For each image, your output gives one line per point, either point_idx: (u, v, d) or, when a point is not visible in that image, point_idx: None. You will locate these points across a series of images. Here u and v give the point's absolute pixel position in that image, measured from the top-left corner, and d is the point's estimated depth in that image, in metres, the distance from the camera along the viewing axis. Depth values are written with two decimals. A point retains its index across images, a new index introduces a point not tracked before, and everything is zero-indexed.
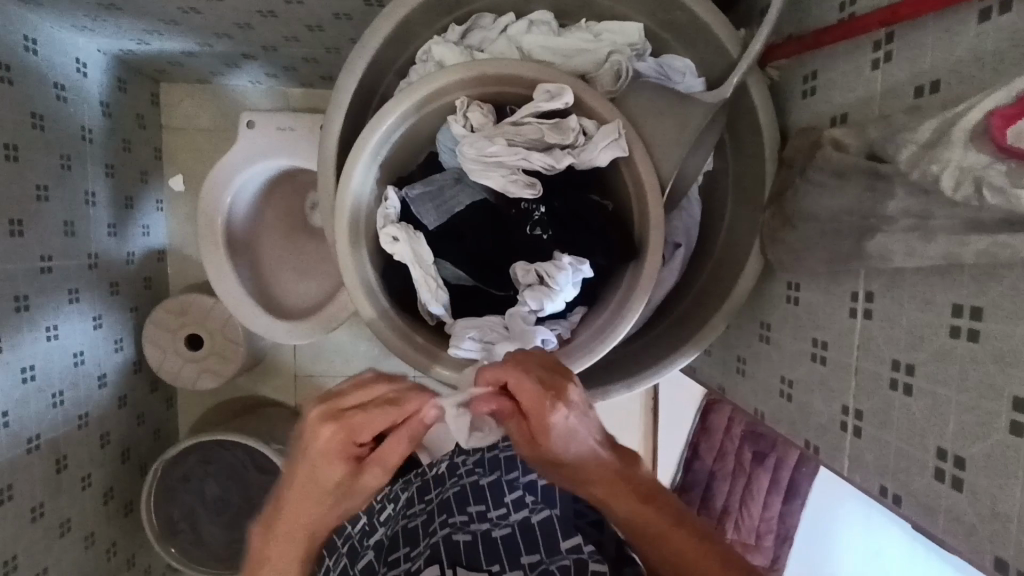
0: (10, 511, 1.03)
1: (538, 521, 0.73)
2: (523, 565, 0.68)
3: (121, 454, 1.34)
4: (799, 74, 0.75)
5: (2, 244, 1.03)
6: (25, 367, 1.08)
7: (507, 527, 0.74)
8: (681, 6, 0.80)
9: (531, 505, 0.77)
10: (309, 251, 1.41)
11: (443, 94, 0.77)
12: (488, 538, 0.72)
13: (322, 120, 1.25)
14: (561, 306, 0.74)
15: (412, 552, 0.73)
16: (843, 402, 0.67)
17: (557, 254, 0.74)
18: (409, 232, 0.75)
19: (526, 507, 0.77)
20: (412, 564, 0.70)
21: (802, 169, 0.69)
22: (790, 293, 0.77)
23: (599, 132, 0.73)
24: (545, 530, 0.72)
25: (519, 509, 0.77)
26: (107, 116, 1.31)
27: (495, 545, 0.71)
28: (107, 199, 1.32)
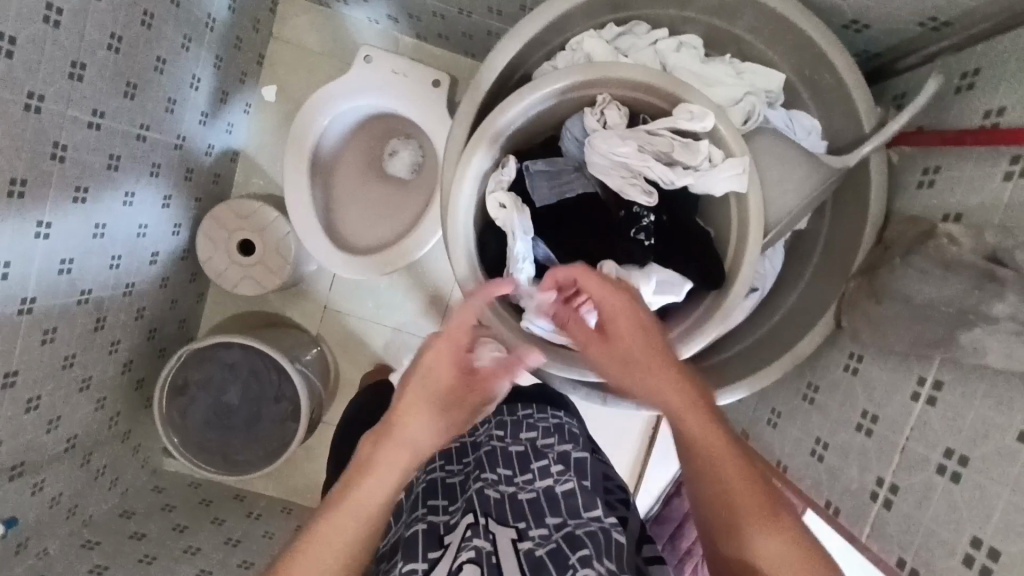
0: (47, 353, 1.06)
1: (561, 492, 0.75)
2: (548, 524, 0.70)
3: (149, 331, 1.37)
4: (921, 165, 0.79)
5: (114, 102, 1.06)
6: (97, 223, 1.11)
7: (534, 491, 0.76)
8: (830, 70, 0.83)
9: (557, 476, 0.79)
10: (380, 194, 1.46)
11: (589, 87, 0.80)
12: (514, 499, 0.73)
13: (435, 75, 1.28)
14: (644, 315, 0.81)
15: (451, 505, 0.76)
16: (880, 475, 0.71)
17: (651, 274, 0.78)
18: (516, 203, 0.80)
19: (551, 477, 0.79)
20: (451, 515, 0.73)
21: (903, 253, 0.73)
22: (850, 362, 0.81)
23: (725, 163, 0.76)
24: (567, 498, 0.74)
25: (545, 478, 0.78)
26: (230, 11, 1.34)
27: (521, 505, 0.73)
28: (207, 89, 1.35)
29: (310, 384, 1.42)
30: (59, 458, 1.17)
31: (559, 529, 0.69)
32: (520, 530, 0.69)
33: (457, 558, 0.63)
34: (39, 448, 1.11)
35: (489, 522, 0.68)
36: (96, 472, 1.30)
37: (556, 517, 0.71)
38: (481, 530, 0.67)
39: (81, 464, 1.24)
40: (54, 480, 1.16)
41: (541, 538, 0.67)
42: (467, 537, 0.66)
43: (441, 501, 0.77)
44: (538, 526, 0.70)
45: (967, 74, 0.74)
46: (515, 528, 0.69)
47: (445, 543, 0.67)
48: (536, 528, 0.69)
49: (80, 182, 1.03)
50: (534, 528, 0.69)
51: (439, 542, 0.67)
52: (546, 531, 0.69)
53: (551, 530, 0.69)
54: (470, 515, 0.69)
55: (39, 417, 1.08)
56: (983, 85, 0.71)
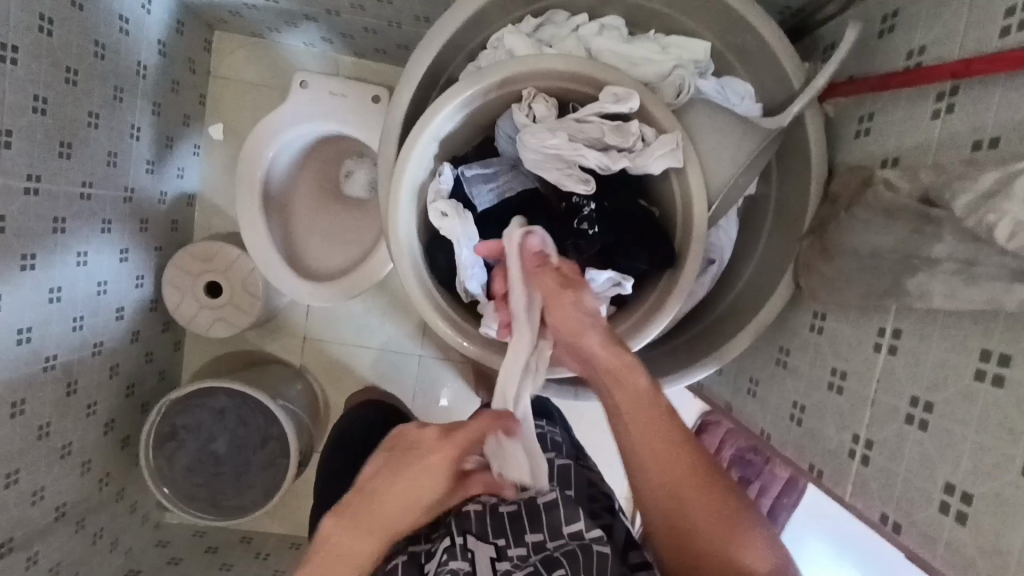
0: (19, 425, 1.04)
1: (544, 503, 0.71)
2: (527, 543, 0.67)
3: (126, 388, 1.36)
4: (855, 114, 0.78)
5: (49, 164, 1.05)
6: (52, 287, 1.10)
7: (515, 503, 0.73)
8: (753, 32, 0.82)
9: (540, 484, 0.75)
10: (341, 218, 1.44)
11: (513, 83, 0.79)
12: (495, 511, 0.71)
13: (374, 91, 1.27)
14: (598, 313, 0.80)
15: (434, 533, 0.73)
16: (855, 431, 0.70)
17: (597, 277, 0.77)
18: (458, 210, 0.78)
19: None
20: (433, 541, 0.71)
21: (847, 205, 0.72)
22: (815, 321, 0.80)
23: (658, 140, 0.75)
24: (549, 511, 0.71)
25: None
26: (161, 56, 1.33)
27: (502, 519, 0.70)
28: (150, 137, 1.34)
29: (297, 415, 1.41)
30: (50, 528, 1.16)
31: (538, 550, 0.66)
32: (498, 547, 0.67)
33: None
34: (27, 522, 1.09)
35: (467, 540, 0.66)
36: (94, 536, 1.29)
37: (536, 535, 0.68)
38: (459, 550, 0.65)
39: (75, 530, 1.23)
40: (48, 551, 1.15)
41: (519, 559, 0.66)
42: (444, 560, 0.64)
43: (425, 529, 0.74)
44: (518, 543, 0.68)
45: (886, 17, 0.73)
46: (494, 544, 0.67)
47: (425, 570, 0.65)
48: (515, 547, 0.67)
49: (26, 250, 1.02)
50: (513, 546, 0.67)
51: (420, 569, 0.66)
52: (524, 551, 0.67)
53: (529, 550, 0.67)
54: (447, 536, 0.67)
55: (21, 491, 1.07)
56: (902, 25, 0.71)
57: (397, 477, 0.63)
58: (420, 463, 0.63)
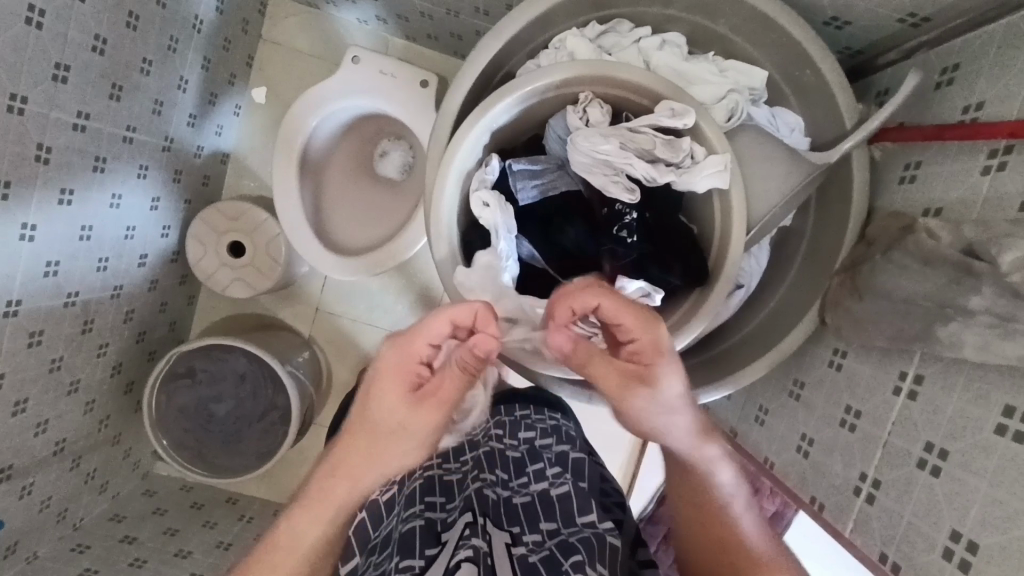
0: (34, 355, 1.05)
1: (557, 495, 0.74)
2: (542, 530, 0.68)
3: (138, 334, 1.37)
4: (902, 160, 0.79)
5: (99, 103, 1.06)
6: (84, 225, 1.11)
7: (529, 495, 0.75)
8: (812, 68, 0.83)
9: (552, 478, 0.78)
10: (370, 196, 1.46)
11: (572, 85, 0.80)
12: (509, 502, 0.73)
13: (423, 75, 1.28)
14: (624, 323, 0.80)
15: (449, 503, 0.73)
16: (863, 470, 0.71)
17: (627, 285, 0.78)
18: (499, 202, 0.79)
19: (547, 480, 0.78)
20: (449, 514, 0.70)
21: (885, 248, 0.73)
22: (834, 358, 0.81)
23: (707, 160, 0.76)
24: (562, 501, 0.73)
25: (541, 481, 0.77)
26: (218, 13, 1.34)
27: (516, 509, 0.72)
28: (196, 91, 1.35)
29: (302, 381, 1.43)
30: (48, 462, 1.17)
31: (553, 535, 0.67)
32: (514, 534, 0.67)
33: (455, 556, 0.59)
34: (27, 452, 1.10)
35: (487, 524, 0.67)
36: (86, 476, 1.30)
37: (550, 524, 0.69)
38: (479, 530, 0.64)
39: (70, 467, 1.24)
40: (41, 484, 1.16)
41: (534, 544, 0.65)
42: (466, 536, 0.63)
43: (438, 500, 0.74)
44: (533, 531, 0.68)
45: (947, 70, 0.75)
46: (510, 532, 0.68)
47: (442, 541, 0.63)
48: (531, 533, 0.67)
49: (65, 184, 1.03)
50: (528, 533, 0.68)
51: (437, 539, 0.64)
52: (540, 537, 0.67)
53: (544, 536, 0.67)
54: (469, 514, 0.67)
55: (26, 420, 1.08)
56: (962, 79, 0.72)
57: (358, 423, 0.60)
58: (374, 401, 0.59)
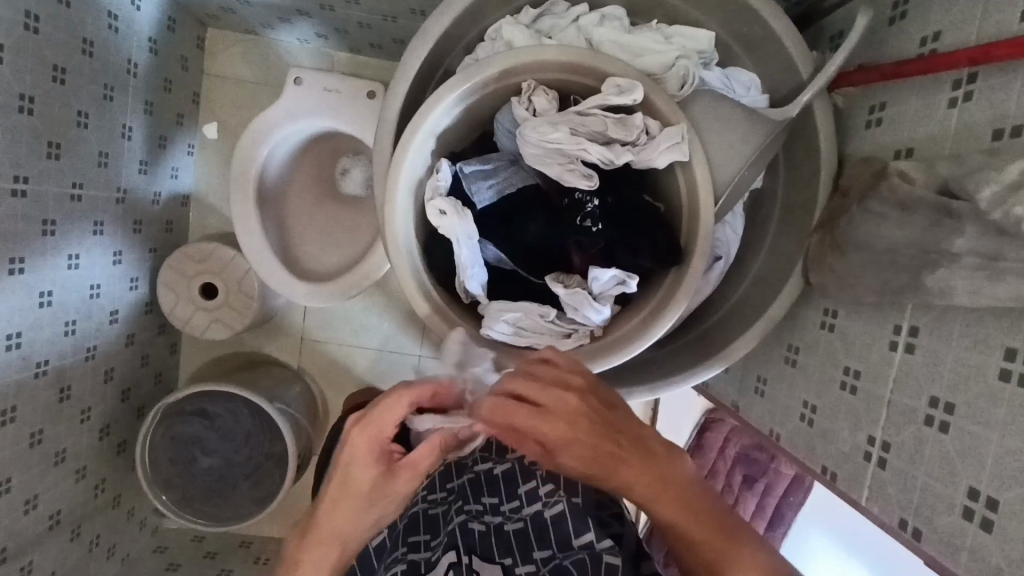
0: (11, 432, 1.02)
1: (551, 518, 0.70)
2: (535, 560, 0.67)
3: (122, 392, 1.34)
4: (866, 103, 0.76)
5: (37, 164, 1.02)
6: (43, 291, 1.07)
7: (521, 519, 0.72)
8: (759, 20, 0.79)
9: (545, 497, 0.73)
10: (336, 216, 1.42)
11: (512, 76, 0.77)
12: (500, 531, 0.71)
13: (369, 87, 1.24)
14: (603, 315, 0.77)
15: (434, 541, 0.71)
16: (869, 433, 0.67)
17: (605, 276, 0.75)
18: (456, 207, 0.75)
19: (541, 499, 0.72)
20: (434, 552, 0.69)
21: (860, 197, 0.70)
22: (826, 319, 0.78)
23: (662, 133, 0.72)
24: (557, 525, 0.69)
25: (533, 502, 0.72)
26: (153, 53, 1.30)
27: (507, 538, 0.70)
28: (142, 136, 1.31)
29: (293, 417, 1.38)
30: (43, 537, 1.13)
31: (547, 563, 0.66)
32: (505, 567, 0.67)
33: None
34: (20, 531, 1.06)
35: (472, 561, 0.66)
36: (89, 544, 1.27)
37: (544, 552, 0.68)
38: (464, 572, 0.64)
39: (70, 539, 1.21)
40: (41, 562, 1.12)
41: None
42: None
43: (423, 537, 0.72)
44: (525, 562, 0.67)
45: (898, 3, 0.71)
46: (500, 565, 0.67)
47: None
48: (524, 564, 0.66)
49: (14, 253, 0.99)
50: (520, 565, 0.67)
51: None
52: (533, 567, 0.66)
53: (537, 566, 0.66)
54: (452, 552, 0.66)
55: (13, 499, 1.04)
56: (914, 11, 0.68)
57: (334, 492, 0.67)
58: (345, 475, 0.67)
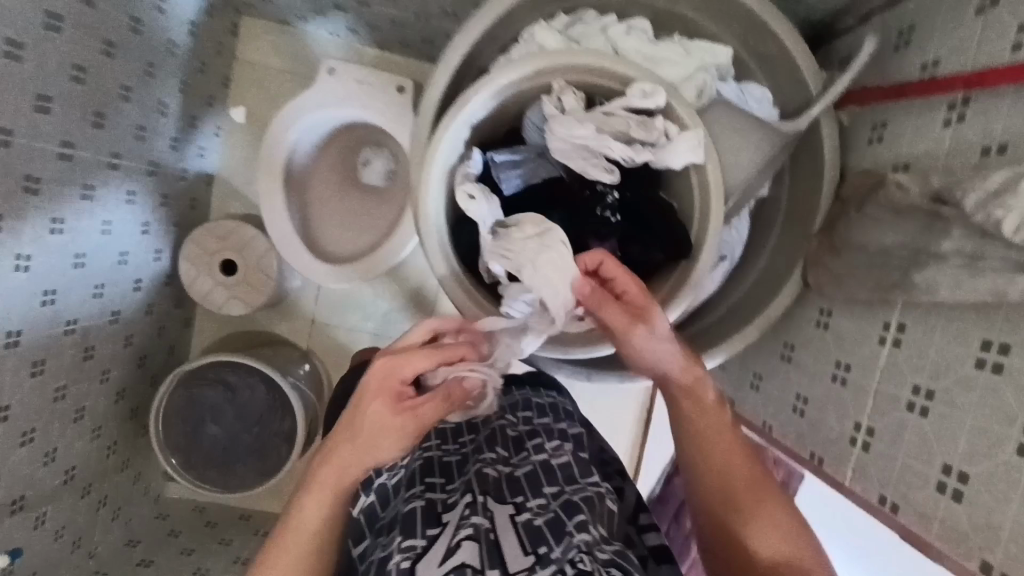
0: (39, 384, 1.06)
1: (558, 465, 0.77)
2: (545, 494, 0.72)
3: (139, 358, 1.38)
4: (868, 121, 0.82)
5: (83, 131, 1.07)
6: (77, 253, 1.11)
7: (530, 466, 0.77)
8: (775, 39, 0.86)
9: (552, 451, 0.81)
10: (356, 204, 1.48)
11: (543, 76, 0.83)
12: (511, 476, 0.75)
13: (398, 81, 1.30)
14: None
15: (449, 484, 0.74)
16: (856, 420, 0.73)
17: None
18: (484, 193, 0.81)
19: (547, 452, 0.80)
20: (450, 494, 0.72)
21: (858, 205, 0.77)
22: (821, 317, 0.84)
23: (681, 138, 0.78)
24: (564, 470, 0.77)
25: (541, 453, 0.80)
26: (192, 35, 1.36)
27: (518, 482, 0.74)
28: (176, 114, 1.37)
29: (303, 393, 1.42)
30: (59, 491, 1.17)
31: (557, 497, 0.70)
32: (517, 504, 0.70)
33: (456, 536, 0.62)
34: (38, 482, 1.11)
35: (487, 501, 0.68)
36: (98, 503, 1.31)
37: (553, 488, 0.73)
38: (480, 508, 0.66)
39: (81, 496, 1.25)
40: (54, 514, 1.16)
41: (539, 507, 0.69)
42: (465, 515, 0.65)
43: (438, 480, 0.75)
44: (535, 497, 0.71)
45: (902, 31, 0.78)
46: (513, 503, 0.70)
47: (443, 521, 0.65)
48: (535, 498, 0.71)
49: (56, 214, 1.04)
50: (531, 499, 0.71)
51: (437, 520, 0.66)
52: (542, 502, 0.70)
53: (547, 499, 0.70)
54: (469, 493, 0.69)
55: (36, 450, 1.08)
56: (917, 39, 0.75)
57: (346, 425, 0.70)
58: (356, 409, 0.70)
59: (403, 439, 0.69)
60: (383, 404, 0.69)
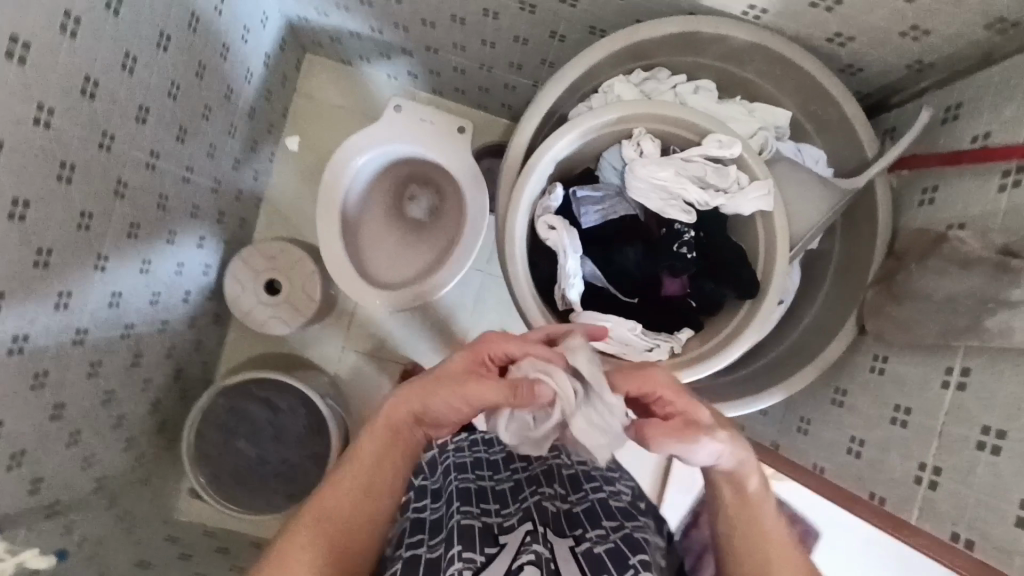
0: (92, 385, 1.07)
1: (615, 508, 0.79)
2: (603, 527, 0.74)
3: (176, 371, 1.39)
4: (919, 185, 0.90)
5: (168, 145, 1.12)
6: (145, 259, 1.14)
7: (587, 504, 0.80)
8: (834, 105, 0.94)
9: (610, 493, 0.83)
10: (401, 236, 1.53)
11: (627, 122, 0.90)
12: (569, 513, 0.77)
13: (460, 123, 1.38)
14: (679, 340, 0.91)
15: (503, 509, 0.76)
16: (921, 460, 0.78)
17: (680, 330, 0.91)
18: (564, 225, 0.89)
19: (604, 493, 0.82)
20: (506, 518, 0.74)
21: (916, 259, 0.83)
22: (876, 363, 0.89)
23: (750, 186, 0.85)
24: (620, 513, 0.78)
25: (598, 492, 0.82)
26: (265, 66, 1.44)
27: (577, 518, 0.76)
28: (243, 138, 1.43)
29: (341, 417, 1.44)
30: (88, 499, 1.16)
31: (616, 530, 0.73)
32: (576, 536, 0.73)
33: (517, 558, 0.64)
34: (72, 487, 1.10)
35: (546, 532, 0.71)
36: (118, 516, 1.29)
37: (608, 524, 0.75)
38: (540, 537, 0.69)
39: (106, 507, 1.23)
40: (82, 523, 1.14)
41: (598, 537, 0.72)
42: (528, 541, 0.67)
43: (493, 505, 0.77)
44: (594, 528, 0.74)
45: (948, 108, 0.86)
46: (572, 535, 0.73)
47: (501, 543, 0.67)
48: (594, 529, 0.73)
49: (135, 220, 1.07)
50: (591, 530, 0.73)
51: (496, 540, 0.68)
52: (600, 533, 0.73)
53: (607, 530, 0.73)
54: (529, 522, 0.71)
55: (75, 454, 1.08)
56: (967, 114, 0.84)
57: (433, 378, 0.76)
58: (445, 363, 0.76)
59: (465, 405, 0.71)
60: (465, 363, 0.74)
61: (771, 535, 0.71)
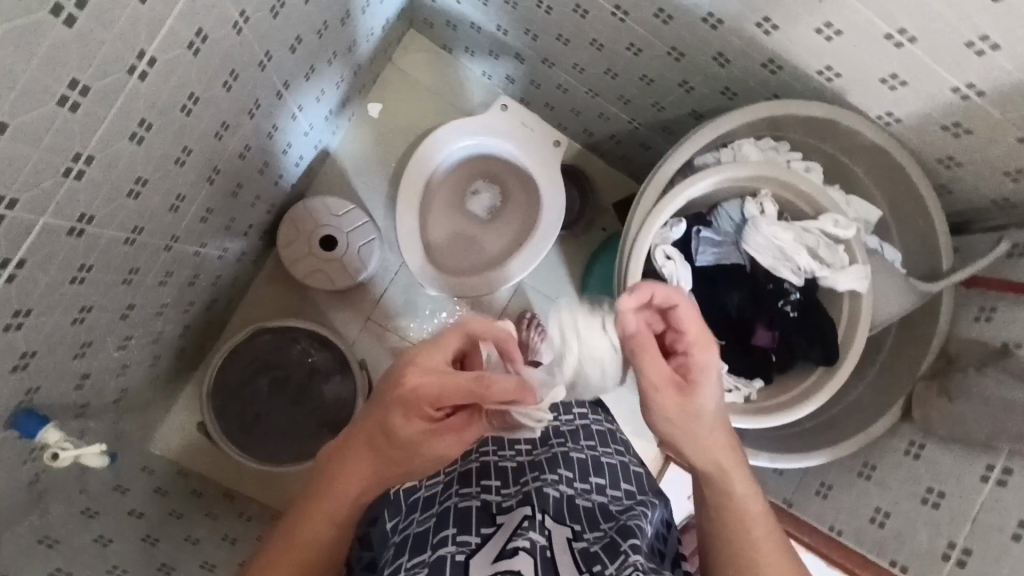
0: (157, 293, 1.03)
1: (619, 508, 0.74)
2: (601, 529, 0.69)
3: (212, 300, 1.34)
4: (978, 303, 1.02)
5: (297, 80, 1.11)
6: (238, 183, 1.12)
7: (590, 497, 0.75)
8: (924, 217, 1.06)
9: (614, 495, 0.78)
10: (464, 227, 1.54)
11: (757, 181, 0.98)
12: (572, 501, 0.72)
13: (557, 137, 1.44)
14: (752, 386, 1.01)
15: (505, 489, 0.74)
16: (951, 539, 0.87)
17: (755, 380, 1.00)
18: (679, 258, 0.97)
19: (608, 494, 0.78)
20: (506, 499, 0.71)
21: (974, 366, 0.94)
22: (911, 448, 0.99)
23: (852, 267, 0.94)
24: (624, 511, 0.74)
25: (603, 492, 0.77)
26: (382, 31, 1.45)
27: (578, 509, 0.72)
28: (343, 92, 1.43)
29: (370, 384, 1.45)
30: (108, 407, 1.11)
31: (612, 528, 0.69)
32: (575, 531, 0.68)
33: (511, 542, 0.61)
34: (103, 392, 1.05)
35: (545, 518, 0.66)
36: (120, 431, 1.23)
37: (608, 523, 0.71)
38: (537, 523, 0.64)
39: (114, 420, 1.17)
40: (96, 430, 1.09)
41: (594, 537, 0.67)
42: (524, 526, 0.63)
43: (494, 483, 0.74)
44: (592, 530, 0.69)
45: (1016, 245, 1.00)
46: (571, 528, 0.68)
47: (497, 522, 0.65)
48: (592, 531, 0.68)
49: (247, 143, 1.06)
50: (589, 531, 0.69)
51: (493, 520, 0.65)
52: (598, 535, 0.68)
53: (605, 531, 0.69)
54: (528, 505, 0.67)
55: (119, 359, 1.04)
56: None
57: (375, 436, 0.65)
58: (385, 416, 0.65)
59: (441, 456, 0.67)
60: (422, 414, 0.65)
61: (749, 512, 0.67)
